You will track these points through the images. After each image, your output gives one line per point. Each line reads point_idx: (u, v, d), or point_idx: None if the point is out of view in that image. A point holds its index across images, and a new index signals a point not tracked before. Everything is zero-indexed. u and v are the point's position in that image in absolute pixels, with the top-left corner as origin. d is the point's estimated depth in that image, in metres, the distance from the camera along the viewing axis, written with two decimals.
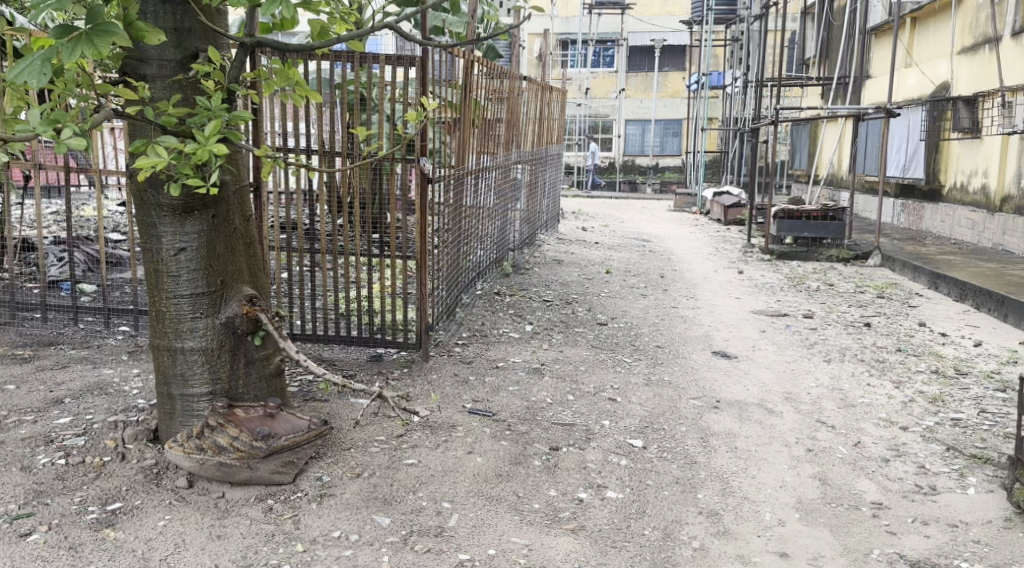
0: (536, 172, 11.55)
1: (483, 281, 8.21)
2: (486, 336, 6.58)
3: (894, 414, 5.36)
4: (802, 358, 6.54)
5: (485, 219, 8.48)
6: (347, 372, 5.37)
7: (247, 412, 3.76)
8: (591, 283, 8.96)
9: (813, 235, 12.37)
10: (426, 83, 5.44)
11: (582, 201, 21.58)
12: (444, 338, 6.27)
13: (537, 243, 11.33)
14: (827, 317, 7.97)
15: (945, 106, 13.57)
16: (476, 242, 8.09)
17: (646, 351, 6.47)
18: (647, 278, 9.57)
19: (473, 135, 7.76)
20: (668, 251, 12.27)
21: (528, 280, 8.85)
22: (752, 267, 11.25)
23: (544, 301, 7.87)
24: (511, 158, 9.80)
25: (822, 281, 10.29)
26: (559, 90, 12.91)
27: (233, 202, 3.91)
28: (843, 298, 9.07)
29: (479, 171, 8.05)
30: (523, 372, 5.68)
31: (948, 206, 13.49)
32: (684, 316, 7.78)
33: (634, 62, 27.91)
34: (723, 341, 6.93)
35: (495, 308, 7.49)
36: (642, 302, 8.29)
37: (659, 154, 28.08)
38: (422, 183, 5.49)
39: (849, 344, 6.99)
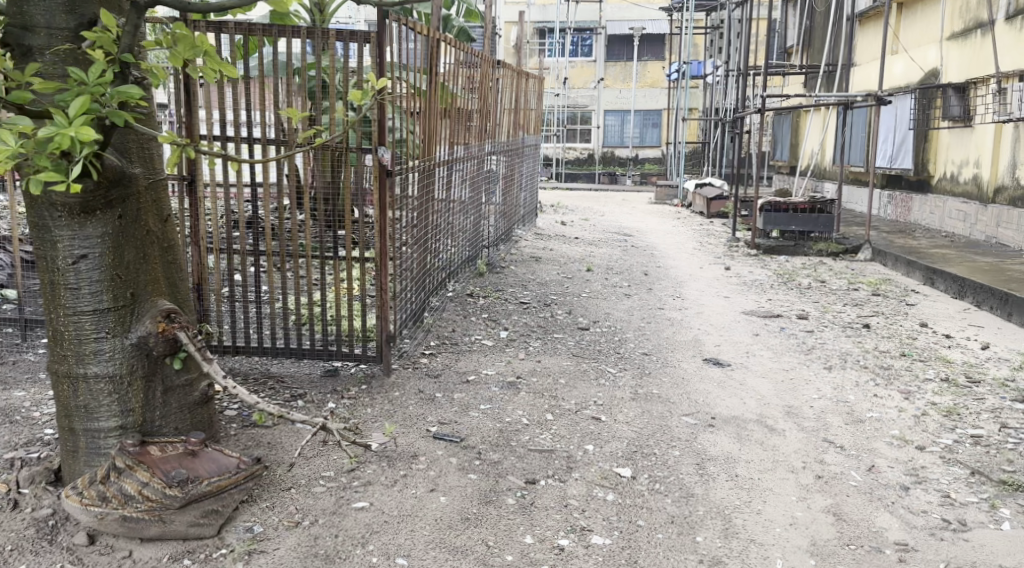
0: (513, 164, 10.98)
1: (454, 282, 7.61)
2: (457, 346, 5.98)
3: (908, 431, 4.81)
4: (801, 365, 5.99)
5: (457, 214, 7.87)
6: (297, 392, 4.76)
7: (163, 452, 3.22)
8: (571, 283, 8.39)
9: (800, 228, 11.86)
10: (384, 62, 4.83)
11: (560, 193, 21.04)
12: (410, 349, 5.65)
13: (513, 239, 10.74)
14: (824, 318, 7.43)
15: (935, 93, 13.07)
16: (447, 239, 7.48)
17: (632, 360, 5.91)
18: (630, 277, 9.01)
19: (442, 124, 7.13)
20: (651, 246, 11.73)
21: (503, 280, 8.27)
22: (740, 262, 10.72)
23: (520, 304, 7.28)
24: (485, 149, 9.19)
25: (814, 277, 9.76)
26: (536, 77, 12.31)
27: (145, 200, 3.36)
28: (838, 297, 8.53)
29: (449, 162, 7.45)
30: (497, 388, 5.08)
31: (939, 197, 13.03)
32: (671, 319, 7.22)
33: (613, 51, 27.32)
34: (714, 346, 6.38)
35: (468, 312, 6.89)
36: (626, 303, 7.72)
37: (638, 145, 27.54)
38: (381, 176, 4.88)
39: (850, 349, 6.44)
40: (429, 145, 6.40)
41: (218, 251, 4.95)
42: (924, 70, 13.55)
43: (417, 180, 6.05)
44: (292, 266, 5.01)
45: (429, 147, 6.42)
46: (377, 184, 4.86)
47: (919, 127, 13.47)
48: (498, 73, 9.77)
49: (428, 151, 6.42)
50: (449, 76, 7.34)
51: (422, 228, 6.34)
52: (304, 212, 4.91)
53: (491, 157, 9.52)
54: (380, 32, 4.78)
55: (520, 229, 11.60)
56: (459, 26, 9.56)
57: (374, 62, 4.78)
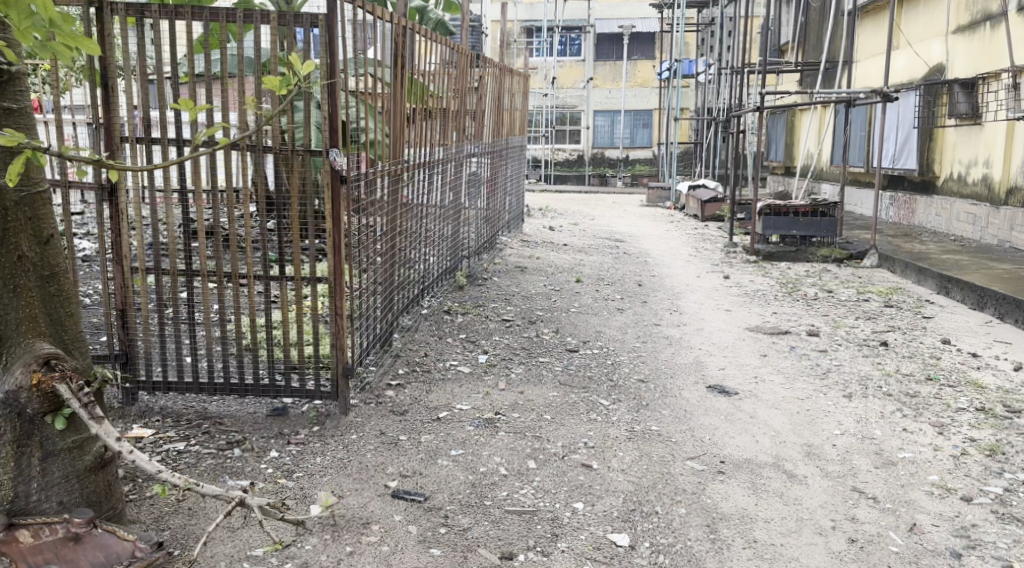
0: (498, 167, 10.30)
1: (430, 298, 6.92)
2: (431, 373, 5.27)
3: (948, 477, 4.14)
4: (817, 393, 5.32)
5: (433, 219, 7.16)
6: (234, 438, 4.07)
7: (37, 537, 2.77)
8: (560, 296, 7.72)
9: (801, 233, 11.23)
10: (335, 48, 4.07)
11: (549, 196, 20.40)
12: (375, 379, 4.97)
13: (497, 246, 10.03)
14: (836, 335, 6.76)
15: (940, 90, 12.45)
16: (422, 250, 6.78)
17: (626, 389, 5.23)
18: (623, 288, 8.33)
19: (414, 122, 6.42)
20: (644, 253, 11.07)
21: (485, 293, 7.58)
22: (739, 270, 10.06)
23: (502, 322, 6.59)
24: (464, 150, 8.49)
25: (819, 286, 9.10)
26: (521, 74, 11.64)
27: (20, 222, 2.83)
28: (848, 310, 7.87)
29: (425, 164, 6.76)
30: (472, 428, 4.38)
31: (945, 199, 12.40)
32: (669, 337, 6.55)
33: (602, 50, 26.63)
34: (718, 370, 5.71)
35: (444, 333, 6.19)
36: (618, 319, 7.05)
37: (629, 146, 26.88)
38: (331, 184, 4.15)
39: (869, 373, 5.77)
40: (397, 147, 5.69)
41: (144, 271, 4.26)
42: (928, 65, 12.92)
43: (383, 184, 5.35)
44: (231, 287, 4.31)
45: (398, 149, 5.72)
46: (326, 192, 4.16)
47: (924, 125, 12.84)
48: (479, 69, 9.08)
49: (397, 153, 5.72)
50: (423, 70, 6.63)
51: (392, 239, 5.65)
52: (245, 224, 4.20)
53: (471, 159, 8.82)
54: (330, 13, 4.03)
55: (506, 235, 10.91)
56: (435, 18, 8.89)
57: (321, 49, 4.07)
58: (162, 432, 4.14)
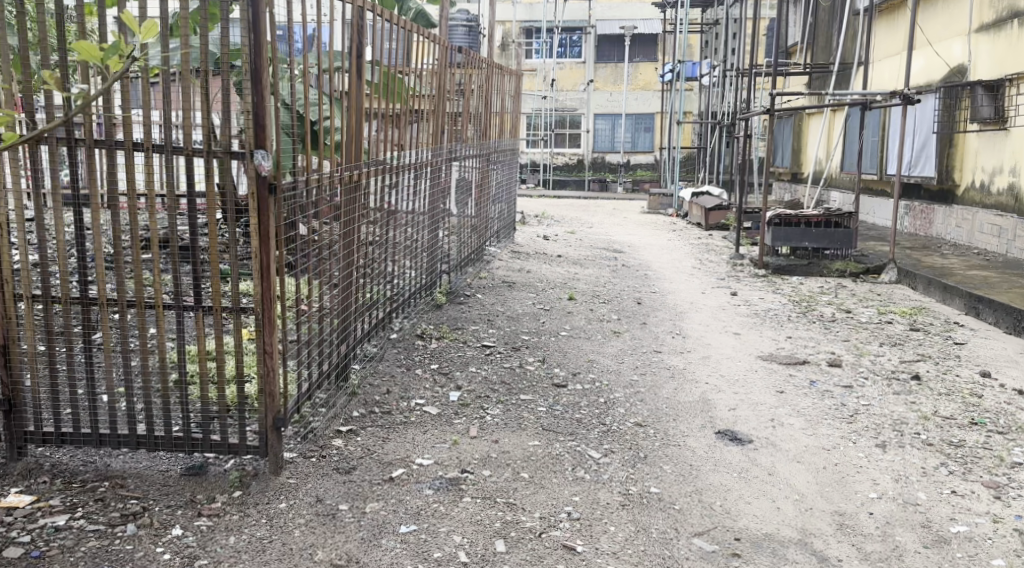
0: (487, 171, 9.51)
1: (401, 320, 6.11)
2: (391, 416, 4.47)
3: (1016, 560, 3.36)
4: (845, 443, 4.54)
5: (409, 230, 6.35)
6: (133, 508, 3.27)
7: None
8: (550, 316, 6.93)
9: (813, 245, 10.46)
10: (261, 23, 3.27)
11: (547, 202, 19.63)
12: (320, 425, 4.17)
13: (485, 258, 9.25)
14: (860, 367, 5.98)
15: (961, 93, 11.66)
16: (394, 266, 5.97)
17: (620, 435, 4.44)
18: (620, 307, 7.55)
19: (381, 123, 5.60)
20: (645, 266, 10.27)
21: (465, 313, 6.76)
22: (746, 286, 9.27)
23: (480, 349, 5.78)
24: (447, 154, 7.66)
25: (836, 305, 8.32)
26: (513, 73, 10.84)
27: None
28: (870, 334, 7.07)
29: (399, 168, 5.97)
30: (432, 492, 3.60)
31: (966, 209, 11.63)
32: (672, 367, 5.75)
33: (603, 52, 25.82)
34: (728, 411, 4.93)
35: (412, 362, 5.37)
36: (614, 344, 6.26)
37: (630, 151, 26.09)
38: (256, 192, 3.36)
39: (902, 416, 4.99)
40: (354, 150, 4.88)
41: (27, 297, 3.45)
42: (949, 66, 12.12)
43: (336, 194, 4.55)
44: (137, 319, 3.49)
45: (356, 154, 4.92)
46: (251, 204, 3.36)
47: (944, 131, 12.05)
48: (465, 66, 8.30)
49: (353, 157, 4.91)
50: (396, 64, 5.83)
51: (350, 255, 4.84)
52: (150, 241, 3.40)
53: (455, 164, 8.01)
54: None
55: (495, 245, 10.11)
56: (416, 8, 8.19)
57: (244, 26, 3.25)
58: (44, 499, 3.32)
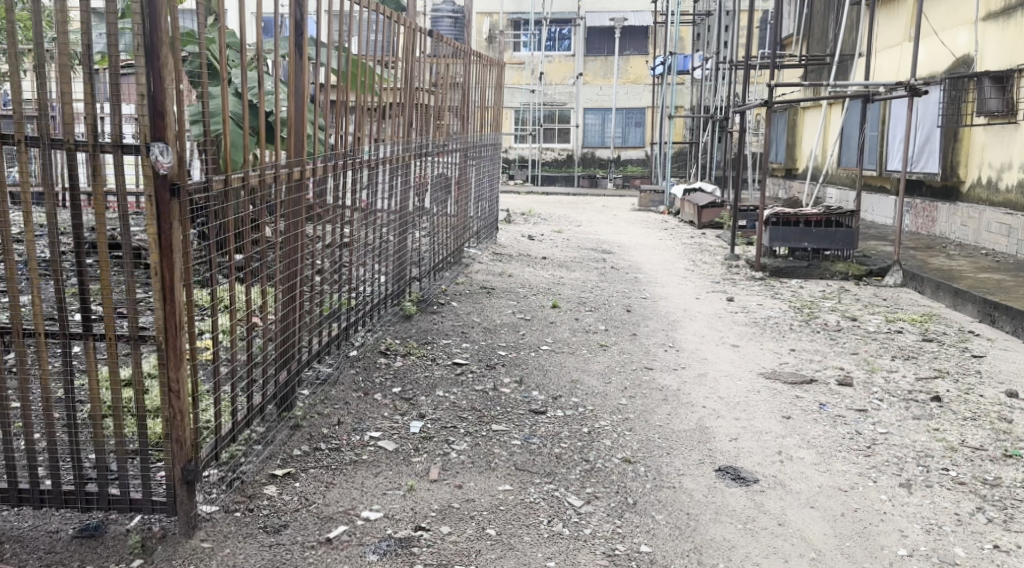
0: (467, 169, 8.88)
1: (362, 333, 5.47)
2: (338, 454, 3.86)
3: None
4: (864, 483, 3.95)
5: (376, 233, 5.71)
6: None
7: None
8: (531, 327, 6.31)
9: (813, 245, 9.87)
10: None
11: (535, 199, 19.00)
12: (251, 469, 3.57)
13: (463, 260, 8.62)
14: (872, 386, 5.39)
15: (967, 83, 11.08)
16: (358, 273, 5.34)
17: (606, 476, 3.82)
18: (608, 315, 6.93)
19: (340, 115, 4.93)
20: (635, 268, 9.66)
21: (436, 325, 6.11)
22: (744, 290, 8.67)
23: (448, 369, 5.14)
24: (421, 149, 7.02)
25: (840, 312, 7.73)
26: (496, 63, 10.19)
27: None
28: (880, 346, 6.48)
29: (363, 165, 5.38)
30: (376, 558, 3.02)
31: (972, 207, 11.07)
32: (664, 388, 5.14)
33: (592, 45, 25.14)
34: (730, 443, 4.32)
35: (370, 386, 4.72)
36: (600, 360, 5.65)
37: (620, 146, 25.48)
38: (151, 196, 2.75)
39: (927, 446, 4.39)
40: (298, 145, 4.24)
41: None
42: (954, 56, 11.53)
43: (274, 195, 3.91)
44: (14, 350, 2.88)
45: (303, 150, 4.29)
46: (147, 210, 2.76)
47: (948, 125, 11.48)
48: (442, 55, 7.69)
49: (297, 152, 4.28)
50: (362, 50, 5.24)
51: (296, 264, 4.22)
52: (25, 255, 2.79)
53: (431, 159, 7.36)
54: None
55: (474, 246, 9.48)
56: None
57: None
58: None
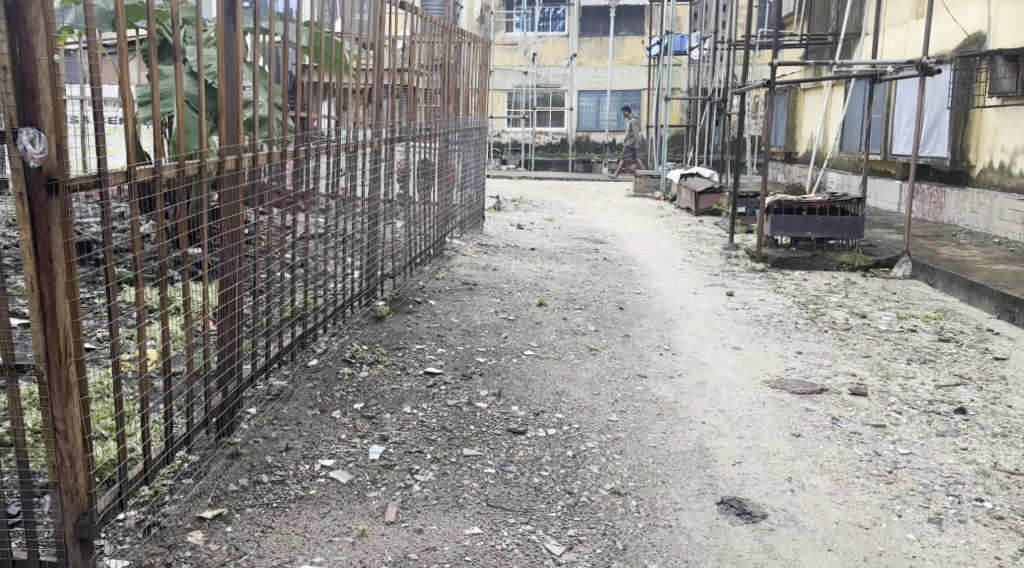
0: (451, 154, 8.32)
1: (325, 339, 4.96)
2: (281, 488, 3.35)
3: None
4: (887, 518, 3.44)
5: (345, 223, 5.20)
6: None
7: None
8: (515, 329, 5.79)
9: (817, 235, 9.35)
10: None
11: (526, 184, 18.45)
12: (175, 511, 3.08)
13: (446, 253, 8.10)
14: (889, 397, 4.88)
15: (979, 62, 10.52)
16: (321, 272, 4.83)
17: (592, 513, 3.31)
18: (599, 314, 6.41)
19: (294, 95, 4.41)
20: (629, 260, 9.13)
21: (410, 328, 5.57)
22: (744, 284, 8.16)
23: (418, 380, 4.62)
24: (397, 134, 6.47)
25: (848, 307, 7.22)
26: (481, 41, 9.59)
27: None
28: (894, 348, 5.98)
29: (327, 153, 4.83)
30: None
31: (983, 193, 10.56)
32: (659, 400, 4.62)
33: (587, 25, 24.51)
34: (734, 469, 3.80)
35: (328, 401, 4.19)
36: (588, 367, 5.12)
37: (615, 129, 24.93)
38: (20, 197, 2.24)
39: (955, 470, 3.89)
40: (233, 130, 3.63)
41: None
42: (966, 32, 10.99)
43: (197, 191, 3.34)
44: None
45: (240, 135, 3.68)
46: (19, 212, 2.24)
47: (958, 106, 10.94)
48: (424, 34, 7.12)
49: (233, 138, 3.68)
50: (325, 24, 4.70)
51: (240, 267, 3.70)
52: None
53: (409, 144, 6.82)
54: None
55: (458, 237, 8.95)
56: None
57: None
58: None
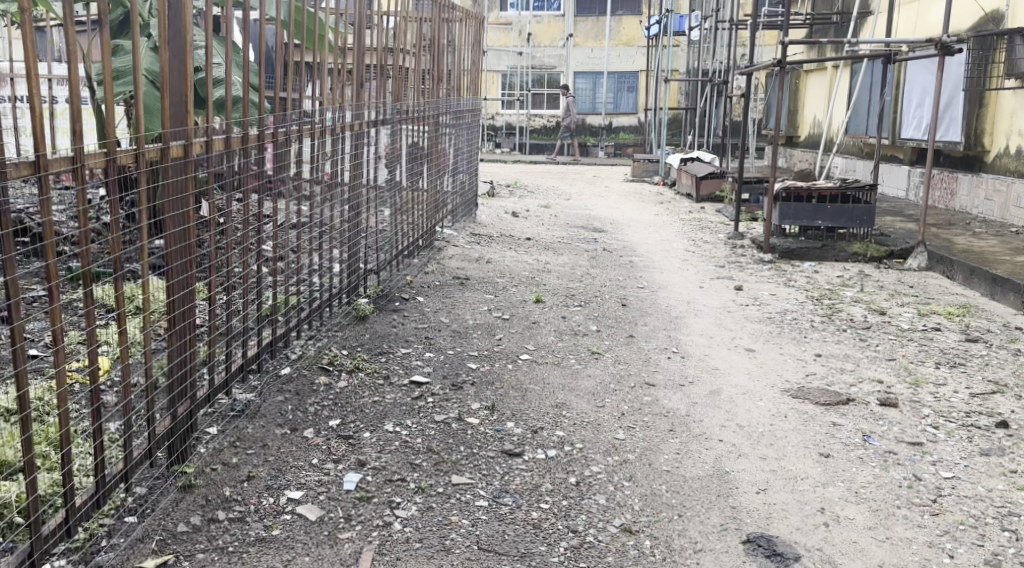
0: (442, 138, 7.83)
1: (301, 341, 4.50)
2: (240, 528, 2.89)
3: None
4: (939, 560, 2.99)
5: (325, 213, 4.75)
6: None
7: None
8: (510, 330, 5.32)
9: (827, 223, 8.89)
10: None
11: (521, 169, 17.97)
12: (111, 560, 2.61)
13: (437, 244, 7.62)
14: (922, 407, 4.43)
15: (996, 42, 10.03)
16: (297, 267, 4.39)
17: (599, 558, 2.86)
18: (600, 312, 5.95)
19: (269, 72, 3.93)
20: (630, 250, 8.66)
21: (395, 329, 5.08)
22: (753, 276, 7.70)
23: (402, 391, 4.14)
24: (385, 115, 5.98)
25: (866, 303, 6.77)
26: (473, 17, 9.08)
27: None
28: (920, 349, 5.52)
29: (298, 138, 4.31)
30: None
31: (999, 179, 10.10)
32: (669, 413, 4.16)
33: (583, 4, 23.89)
34: (759, 499, 3.35)
35: (299, 417, 3.71)
36: (590, 374, 4.66)
37: (612, 112, 24.39)
38: None
39: (1008, 498, 3.44)
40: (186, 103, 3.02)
41: None
42: (983, 10, 10.49)
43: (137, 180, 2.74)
44: None
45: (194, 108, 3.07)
46: None
47: (973, 88, 10.47)
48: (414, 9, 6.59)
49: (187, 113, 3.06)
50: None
51: (194, 270, 3.12)
52: None
53: (398, 127, 6.34)
54: None
55: (450, 226, 8.47)
56: None
57: None
58: None
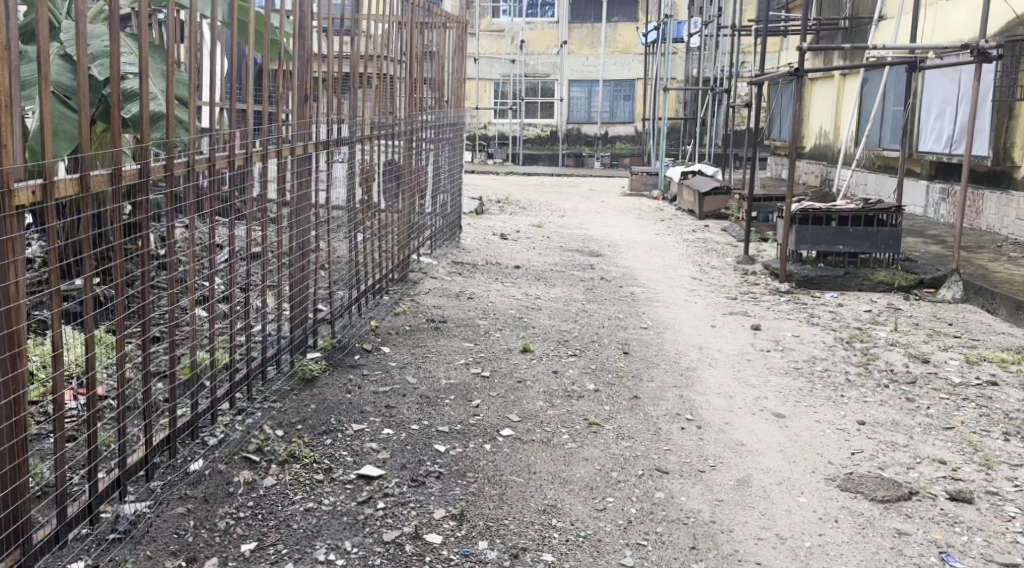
0: (420, 155, 6.91)
1: (224, 421, 3.60)
2: None
3: None
4: None
5: (259, 255, 3.80)
6: None
7: None
8: (490, 393, 4.40)
9: (849, 249, 7.98)
10: None
11: (513, 181, 17.11)
12: None
13: (411, 276, 6.70)
14: (1003, 503, 3.52)
15: None
16: (216, 331, 3.45)
17: None
18: (600, 365, 5.03)
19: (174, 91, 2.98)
20: (631, 280, 7.74)
21: (348, 397, 4.15)
22: (769, 312, 6.80)
23: (345, 493, 3.22)
24: (351, 131, 5.04)
25: (904, 347, 5.86)
26: (456, 21, 8.18)
27: None
28: (979, 413, 4.62)
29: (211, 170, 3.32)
30: None
31: None
32: (688, 518, 3.23)
33: (578, 11, 23.00)
34: None
35: (202, 541, 2.85)
36: (587, 458, 3.73)
37: (608, 122, 23.51)
38: None
39: None
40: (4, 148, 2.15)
41: None
42: (1013, 10, 9.61)
43: None
44: None
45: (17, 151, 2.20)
46: None
47: (1002, 97, 9.60)
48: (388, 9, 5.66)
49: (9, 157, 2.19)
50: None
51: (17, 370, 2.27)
52: None
53: (366, 145, 5.40)
54: None
55: (428, 253, 7.55)
56: None
57: None
58: None
